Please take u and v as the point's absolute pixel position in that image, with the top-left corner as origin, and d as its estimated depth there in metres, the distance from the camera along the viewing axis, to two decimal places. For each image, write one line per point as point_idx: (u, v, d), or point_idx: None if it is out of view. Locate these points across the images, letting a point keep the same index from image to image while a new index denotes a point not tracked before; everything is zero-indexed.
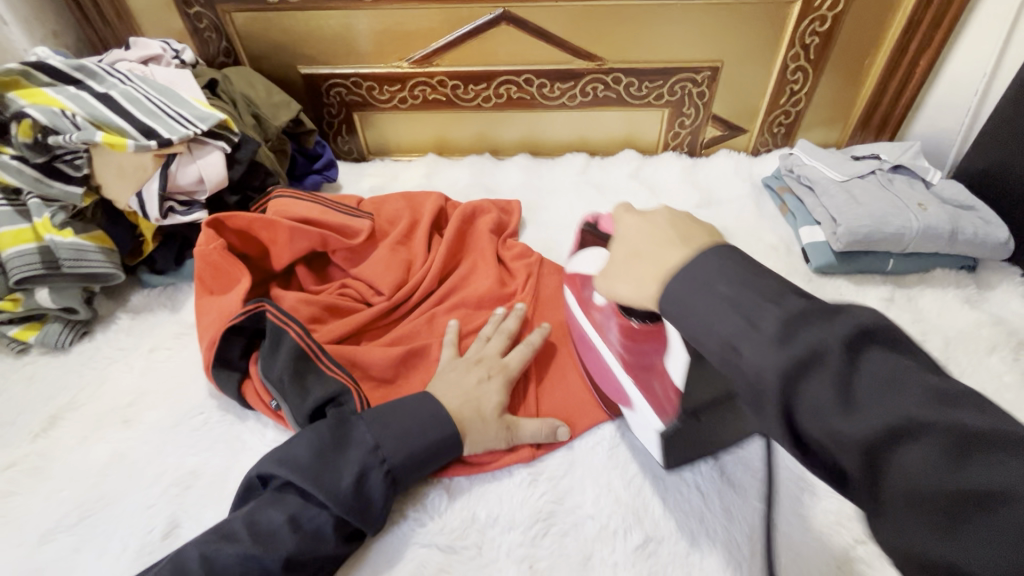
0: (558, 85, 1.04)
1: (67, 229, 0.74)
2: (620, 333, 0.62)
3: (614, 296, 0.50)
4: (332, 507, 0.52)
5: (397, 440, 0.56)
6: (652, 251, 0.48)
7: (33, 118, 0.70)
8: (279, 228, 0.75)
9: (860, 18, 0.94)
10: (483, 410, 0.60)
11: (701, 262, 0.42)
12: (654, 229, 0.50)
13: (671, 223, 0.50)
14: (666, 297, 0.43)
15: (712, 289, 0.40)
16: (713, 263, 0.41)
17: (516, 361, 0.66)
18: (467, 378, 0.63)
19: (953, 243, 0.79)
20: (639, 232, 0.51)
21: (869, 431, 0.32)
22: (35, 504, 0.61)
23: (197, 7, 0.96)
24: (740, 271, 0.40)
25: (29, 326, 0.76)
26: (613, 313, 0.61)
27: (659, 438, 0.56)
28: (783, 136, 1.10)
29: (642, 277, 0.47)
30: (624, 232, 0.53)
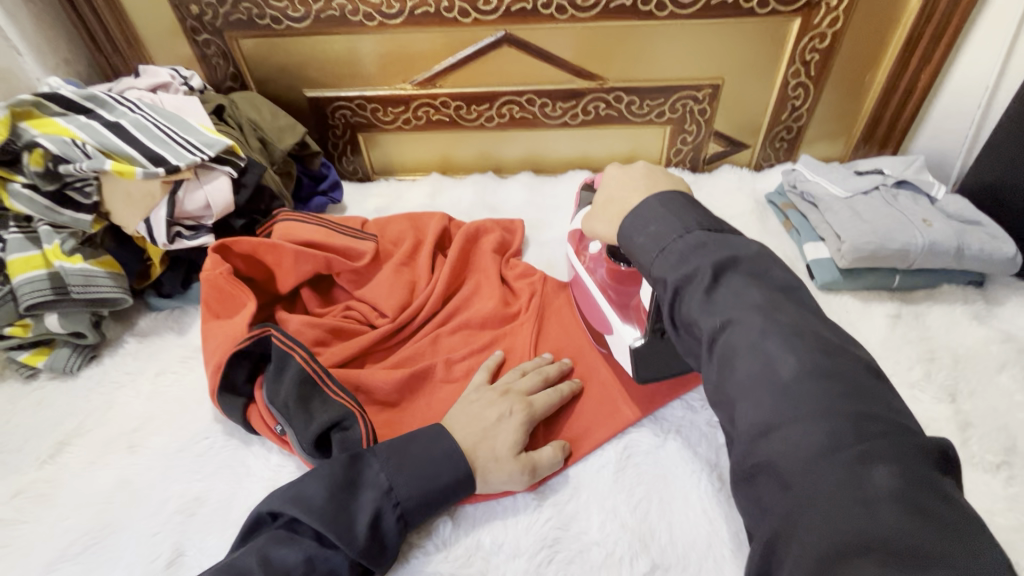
0: (560, 104, 1.04)
1: (77, 255, 0.75)
2: (624, 301, 0.69)
3: (593, 232, 0.68)
4: (344, 548, 0.51)
5: (411, 481, 0.56)
6: (623, 195, 0.65)
7: (45, 148, 0.71)
8: (284, 251, 0.76)
9: (860, 35, 0.94)
10: (497, 448, 0.59)
11: (648, 207, 0.56)
12: (627, 181, 0.67)
13: (642, 177, 0.66)
14: (627, 236, 0.56)
15: (649, 228, 0.55)
16: (659, 210, 0.55)
17: (542, 402, 0.64)
18: (488, 411, 0.62)
19: (959, 259, 0.78)
20: (616, 184, 0.68)
21: (827, 447, 0.39)
22: (41, 532, 0.61)
23: (205, 34, 0.98)
24: (677, 206, 0.55)
25: (38, 351, 0.77)
26: (603, 260, 0.72)
27: (632, 355, 0.64)
28: (785, 151, 1.10)
29: (615, 216, 0.64)
30: (607, 183, 0.69)
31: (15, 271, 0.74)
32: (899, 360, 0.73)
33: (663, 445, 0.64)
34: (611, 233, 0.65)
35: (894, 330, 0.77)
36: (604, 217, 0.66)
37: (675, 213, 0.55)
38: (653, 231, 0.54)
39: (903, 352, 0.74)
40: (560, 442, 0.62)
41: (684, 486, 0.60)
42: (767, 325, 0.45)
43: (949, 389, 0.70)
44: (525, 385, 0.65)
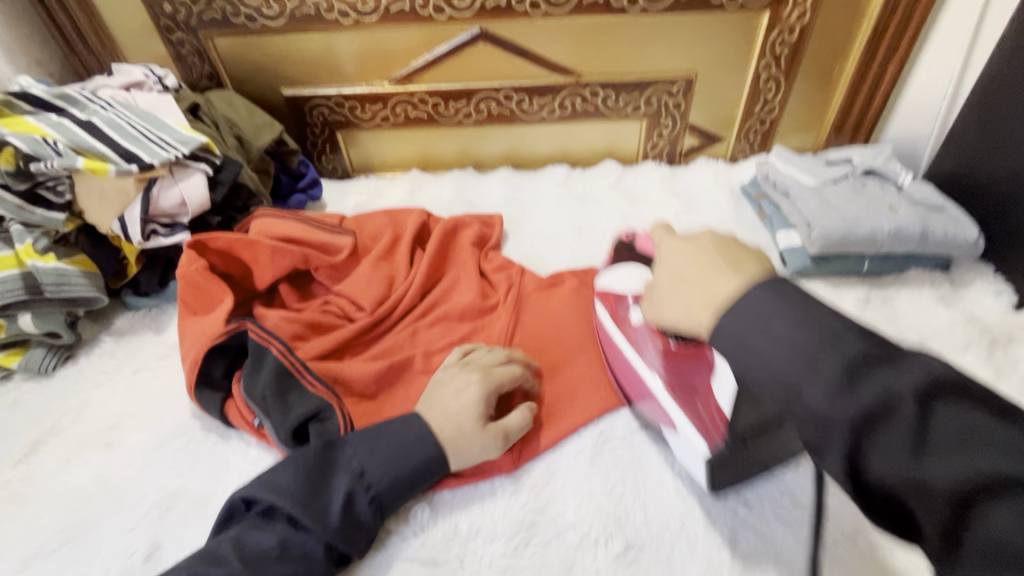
0: (537, 99, 1.05)
1: (50, 254, 0.74)
2: (686, 386, 0.59)
3: (661, 318, 0.53)
4: (318, 531, 0.52)
5: (382, 464, 0.56)
6: (698, 274, 0.49)
7: (15, 146, 0.71)
8: (261, 247, 0.76)
9: (828, 28, 0.96)
10: (463, 424, 0.59)
11: (751, 301, 0.43)
12: (698, 254, 0.51)
13: (716, 248, 0.50)
14: (730, 346, 0.43)
15: (760, 340, 0.41)
16: (777, 307, 0.42)
17: (502, 372, 0.64)
18: (450, 388, 0.62)
19: (924, 244, 0.80)
20: (684, 257, 0.52)
21: (971, 472, 0.33)
22: (15, 531, 0.60)
23: (179, 33, 0.98)
24: (789, 296, 0.42)
25: (12, 352, 0.76)
26: (649, 330, 0.63)
27: (705, 465, 0.55)
28: (760, 143, 1.12)
29: (690, 301, 0.48)
30: (668, 258, 0.54)
31: None
32: None
33: (636, 429, 0.65)
34: (690, 325, 0.48)
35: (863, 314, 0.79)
36: (680, 305, 0.49)
37: (795, 307, 0.41)
38: (786, 324, 0.41)
39: None
40: (528, 409, 0.63)
41: (658, 469, 0.61)
42: (858, 346, 0.38)
43: None
44: (485, 358, 0.66)
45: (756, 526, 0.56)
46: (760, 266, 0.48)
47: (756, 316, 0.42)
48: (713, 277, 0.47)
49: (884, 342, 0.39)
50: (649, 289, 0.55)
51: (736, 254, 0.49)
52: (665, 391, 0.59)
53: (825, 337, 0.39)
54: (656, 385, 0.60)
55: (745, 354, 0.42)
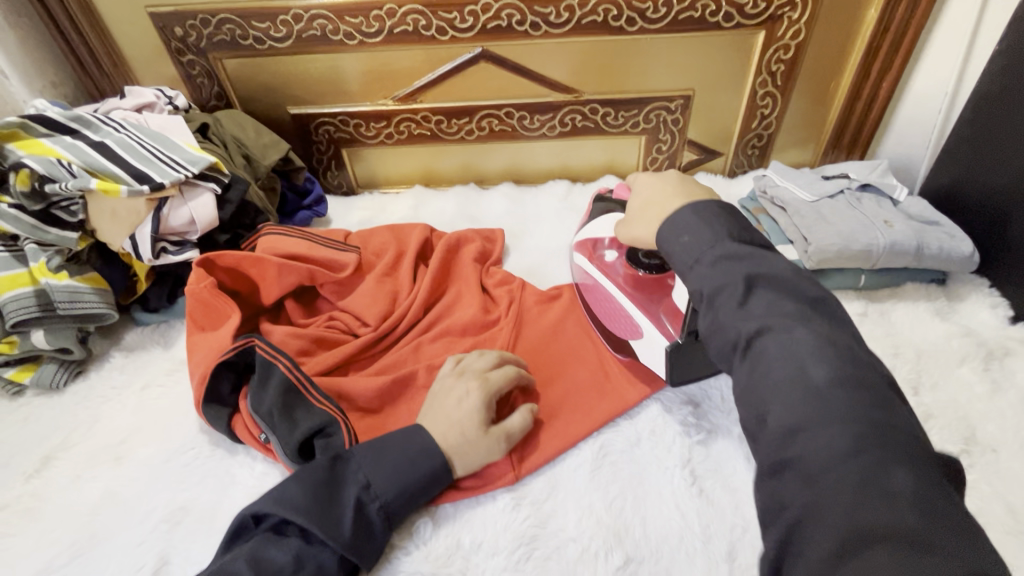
0: (538, 117, 1.07)
1: (63, 272, 0.76)
2: (651, 302, 0.70)
3: (630, 234, 0.66)
4: (333, 543, 0.53)
5: (389, 477, 0.58)
6: (661, 197, 0.63)
7: (31, 168, 0.73)
8: (268, 264, 0.78)
9: (822, 46, 0.98)
10: (467, 430, 0.61)
11: (681, 215, 0.56)
12: (662, 185, 0.65)
13: (676, 179, 0.65)
14: (668, 244, 0.57)
15: (683, 236, 0.56)
16: (693, 219, 0.56)
17: (499, 377, 0.66)
18: (450, 395, 0.64)
19: (920, 259, 0.81)
20: (652, 188, 0.66)
21: (824, 426, 0.43)
22: (27, 545, 0.62)
23: (189, 55, 1.01)
24: (712, 217, 0.55)
25: (25, 367, 0.78)
26: (622, 265, 0.73)
27: (667, 354, 0.65)
28: (757, 157, 1.14)
29: (654, 220, 0.62)
30: (638, 190, 0.68)
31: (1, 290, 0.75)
32: None
33: (637, 444, 0.66)
34: (652, 236, 0.62)
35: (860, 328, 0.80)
36: (645, 222, 0.64)
37: (714, 228, 0.55)
38: (694, 234, 0.55)
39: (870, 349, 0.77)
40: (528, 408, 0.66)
41: (658, 483, 0.62)
42: (790, 316, 0.49)
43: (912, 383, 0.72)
44: (479, 363, 0.68)
45: (753, 541, 0.57)
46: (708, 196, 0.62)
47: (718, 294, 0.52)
48: (670, 201, 0.62)
49: (815, 329, 0.48)
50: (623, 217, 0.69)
51: (690, 185, 0.64)
52: (640, 315, 0.69)
53: (757, 299, 0.50)
54: (631, 308, 0.70)
55: (677, 250, 0.56)
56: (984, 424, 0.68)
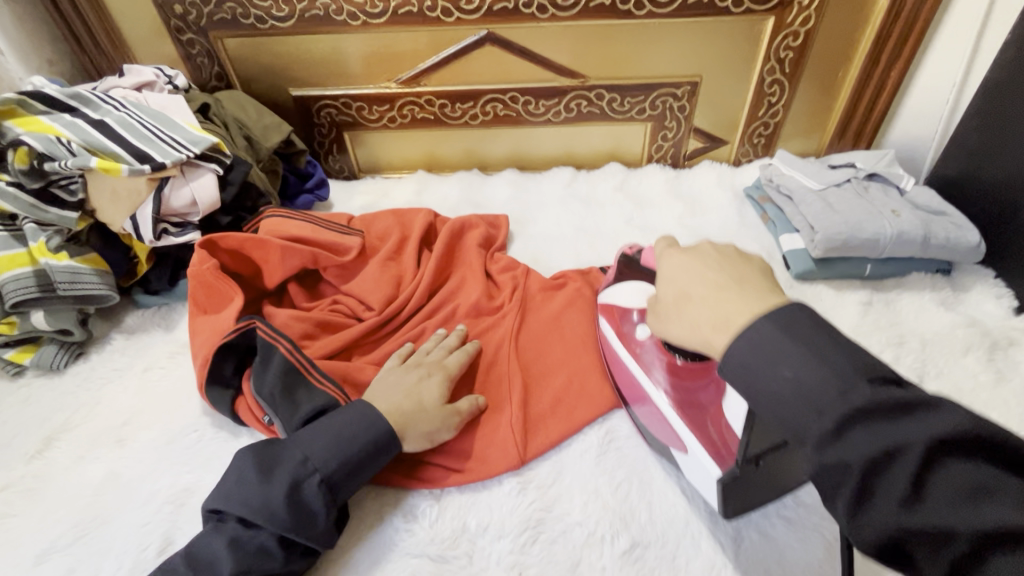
0: (543, 102, 1.06)
1: (63, 252, 0.75)
2: (692, 403, 0.59)
3: (667, 334, 0.55)
4: (261, 522, 0.52)
5: (324, 452, 0.56)
6: (705, 293, 0.51)
7: (29, 146, 0.72)
8: (271, 247, 0.77)
9: (832, 33, 0.97)
10: (422, 401, 0.62)
11: (759, 339, 0.43)
12: (704, 272, 0.53)
13: (716, 267, 0.53)
14: (737, 375, 0.44)
15: (782, 370, 0.41)
16: (785, 345, 0.42)
17: (453, 360, 0.68)
18: (406, 378, 0.65)
19: (926, 248, 0.81)
20: (690, 275, 0.54)
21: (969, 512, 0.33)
22: (30, 525, 0.61)
23: (189, 34, 0.99)
24: (798, 335, 0.42)
25: (25, 349, 0.77)
26: (658, 348, 0.63)
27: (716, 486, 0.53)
28: (763, 146, 1.13)
29: (696, 320, 0.50)
30: (671, 271, 0.57)
31: None
32: (869, 344, 0.76)
33: (642, 430, 0.66)
34: (694, 341, 0.51)
35: (866, 316, 0.80)
36: (684, 323, 0.52)
37: (777, 331, 0.43)
38: (794, 362, 0.41)
39: (874, 337, 0.77)
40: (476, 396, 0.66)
41: (663, 467, 0.62)
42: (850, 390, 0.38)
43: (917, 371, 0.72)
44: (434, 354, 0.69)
45: (761, 524, 0.57)
46: (766, 288, 0.50)
47: (750, 367, 0.43)
48: (720, 298, 0.49)
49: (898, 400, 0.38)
50: (656, 305, 0.57)
51: (737, 271, 0.52)
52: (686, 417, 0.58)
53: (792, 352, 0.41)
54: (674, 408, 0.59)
55: (765, 392, 0.42)
56: (988, 412, 0.68)
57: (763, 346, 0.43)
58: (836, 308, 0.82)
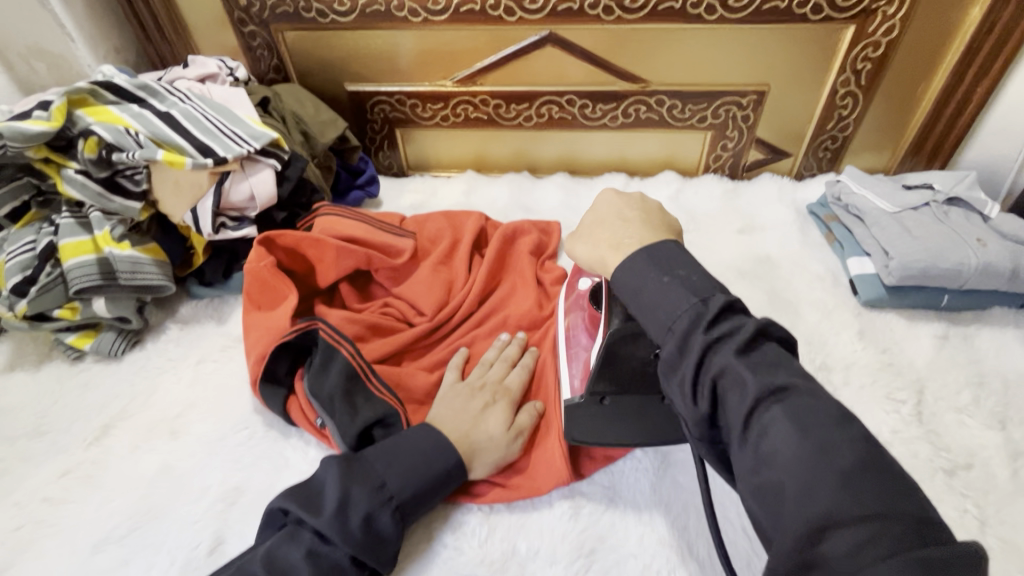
0: (600, 106, 1.03)
1: (125, 242, 0.76)
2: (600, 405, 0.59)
3: (573, 255, 0.62)
4: (333, 538, 0.51)
5: (403, 478, 0.56)
6: (616, 221, 0.60)
7: (99, 136, 0.72)
8: (326, 246, 0.77)
9: (917, 43, 0.91)
10: (489, 430, 0.61)
11: (632, 264, 0.52)
12: (625, 209, 0.61)
13: (641, 209, 0.61)
14: (630, 291, 0.51)
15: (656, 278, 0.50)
16: (648, 269, 0.51)
17: (514, 384, 0.66)
18: (471, 404, 0.64)
19: (1014, 281, 0.76)
20: (611, 208, 0.62)
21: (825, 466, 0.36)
22: (87, 512, 0.63)
23: (252, 26, 0.99)
24: (661, 262, 0.51)
25: (85, 334, 0.78)
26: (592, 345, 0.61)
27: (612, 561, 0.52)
28: (828, 161, 1.07)
29: (600, 239, 0.59)
30: (598, 204, 0.64)
31: (65, 255, 0.75)
32: (945, 383, 0.71)
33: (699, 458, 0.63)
34: (592, 259, 0.60)
35: (941, 352, 0.75)
36: (590, 242, 0.60)
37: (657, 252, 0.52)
38: (681, 277, 0.49)
39: (950, 375, 0.72)
40: (534, 404, 0.65)
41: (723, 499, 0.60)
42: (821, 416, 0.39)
43: (999, 416, 0.68)
44: (495, 373, 0.68)
45: None
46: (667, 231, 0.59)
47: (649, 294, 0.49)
48: (626, 227, 0.59)
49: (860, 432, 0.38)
50: (574, 229, 0.65)
51: (650, 213, 0.61)
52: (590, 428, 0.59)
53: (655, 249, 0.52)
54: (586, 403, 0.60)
55: (745, 445, 0.40)
56: None
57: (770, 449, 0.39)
58: (908, 341, 0.77)
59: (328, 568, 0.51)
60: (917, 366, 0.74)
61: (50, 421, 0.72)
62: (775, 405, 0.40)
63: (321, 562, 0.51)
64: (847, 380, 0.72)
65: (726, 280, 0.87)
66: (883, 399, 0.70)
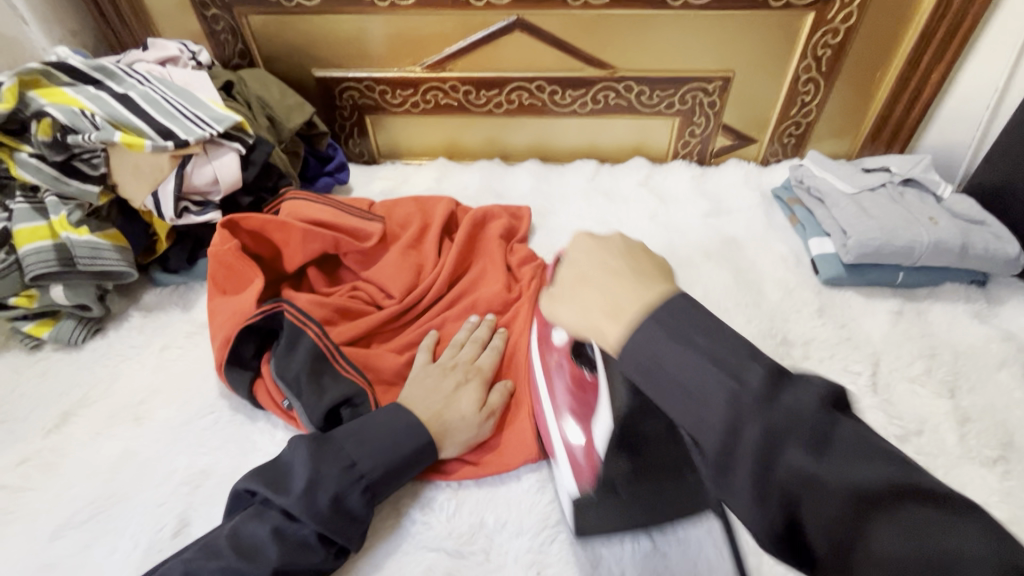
0: (570, 92, 1.04)
1: (83, 227, 0.74)
2: (582, 411, 0.59)
3: (557, 320, 0.49)
4: (299, 513, 0.51)
5: (371, 456, 0.56)
6: (604, 277, 0.46)
7: (53, 117, 0.71)
8: (293, 230, 0.76)
9: (874, 29, 0.93)
10: (460, 409, 0.61)
11: (644, 337, 0.40)
12: (606, 258, 0.48)
13: (625, 256, 0.49)
14: (640, 369, 0.40)
15: (671, 360, 0.38)
16: (657, 327, 0.39)
17: (487, 365, 0.67)
18: (442, 383, 0.64)
19: (963, 258, 0.79)
20: (591, 259, 0.49)
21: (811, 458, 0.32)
22: (46, 500, 0.61)
23: (214, 10, 0.97)
24: (678, 328, 0.39)
25: (43, 322, 0.76)
26: (566, 359, 0.61)
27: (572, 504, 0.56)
28: (793, 147, 1.10)
29: (587, 303, 0.45)
30: (573, 252, 0.51)
31: (20, 241, 0.73)
32: (899, 355, 0.74)
33: None
34: (582, 329, 0.45)
35: (896, 326, 0.78)
36: (576, 306, 0.46)
37: (682, 337, 0.39)
38: (704, 347, 0.38)
39: (904, 348, 0.75)
40: (505, 385, 0.65)
41: None
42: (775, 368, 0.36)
43: (949, 385, 0.71)
44: (466, 353, 0.68)
45: None
46: (665, 280, 0.46)
47: (649, 362, 0.39)
48: (614, 283, 0.45)
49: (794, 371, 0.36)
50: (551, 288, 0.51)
51: (639, 261, 0.48)
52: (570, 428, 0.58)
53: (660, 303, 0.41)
54: (566, 418, 0.59)
55: (674, 390, 0.38)
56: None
57: (693, 388, 0.37)
58: (865, 316, 0.80)
59: (296, 545, 0.51)
60: (873, 340, 0.76)
61: (8, 409, 0.70)
62: (694, 351, 0.38)
63: (290, 539, 0.51)
64: (806, 354, 0.75)
65: (693, 262, 0.88)
66: (841, 371, 0.72)
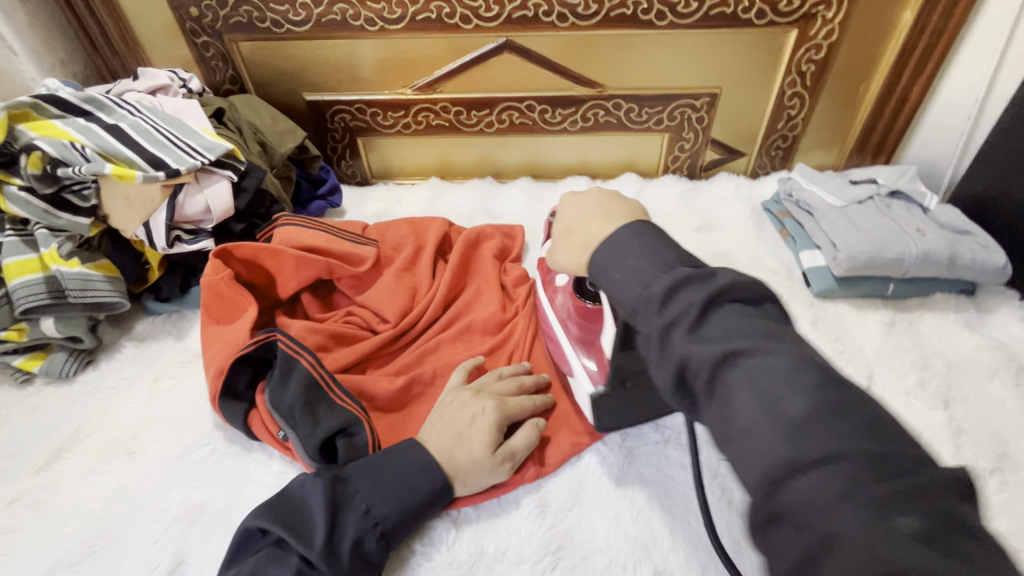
0: (560, 111, 1.05)
1: (74, 259, 0.74)
2: (586, 338, 0.68)
3: (556, 262, 0.61)
4: (321, 565, 0.51)
5: (389, 499, 0.56)
6: (586, 223, 0.58)
7: (43, 150, 0.70)
8: (286, 257, 0.76)
9: (856, 44, 0.95)
10: (474, 450, 0.59)
11: (617, 242, 0.50)
12: (587, 206, 0.60)
13: (600, 201, 0.60)
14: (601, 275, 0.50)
15: (626, 261, 0.49)
16: (633, 243, 0.50)
17: (516, 404, 0.64)
18: (462, 415, 0.62)
19: (952, 269, 0.80)
20: (574, 210, 0.61)
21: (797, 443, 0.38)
22: (38, 540, 0.60)
23: (204, 37, 0.98)
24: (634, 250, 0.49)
25: (34, 356, 0.75)
26: (568, 298, 0.70)
27: (599, 414, 0.63)
28: (781, 159, 1.12)
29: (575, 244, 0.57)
30: (563, 210, 0.63)
31: (10, 275, 0.72)
32: (893, 367, 0.75)
33: (664, 452, 0.65)
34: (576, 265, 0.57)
35: (888, 337, 0.79)
36: (567, 250, 0.59)
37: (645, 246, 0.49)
38: (642, 258, 0.48)
39: (897, 360, 0.76)
40: (536, 422, 0.64)
41: (683, 491, 0.61)
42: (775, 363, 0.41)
43: (942, 396, 0.71)
44: (499, 386, 0.66)
45: None
46: (631, 214, 0.57)
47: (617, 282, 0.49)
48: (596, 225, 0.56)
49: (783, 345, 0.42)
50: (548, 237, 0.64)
51: (611, 204, 0.59)
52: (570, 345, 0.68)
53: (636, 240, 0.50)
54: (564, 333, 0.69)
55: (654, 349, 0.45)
56: (1016, 440, 0.66)
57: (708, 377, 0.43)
58: (858, 328, 0.80)
59: None
60: (866, 353, 0.77)
61: None
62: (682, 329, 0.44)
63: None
64: None
65: None
66: None
